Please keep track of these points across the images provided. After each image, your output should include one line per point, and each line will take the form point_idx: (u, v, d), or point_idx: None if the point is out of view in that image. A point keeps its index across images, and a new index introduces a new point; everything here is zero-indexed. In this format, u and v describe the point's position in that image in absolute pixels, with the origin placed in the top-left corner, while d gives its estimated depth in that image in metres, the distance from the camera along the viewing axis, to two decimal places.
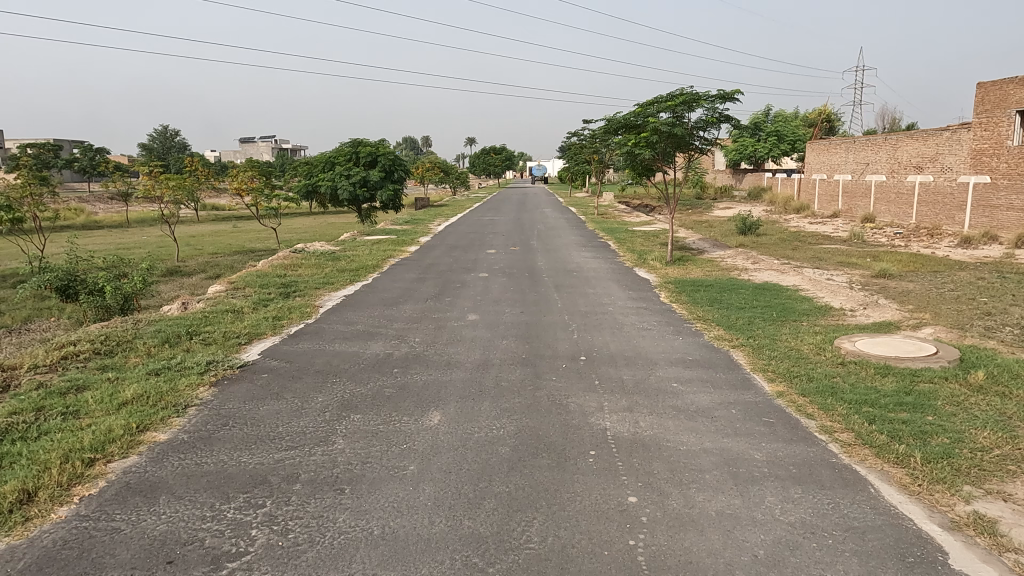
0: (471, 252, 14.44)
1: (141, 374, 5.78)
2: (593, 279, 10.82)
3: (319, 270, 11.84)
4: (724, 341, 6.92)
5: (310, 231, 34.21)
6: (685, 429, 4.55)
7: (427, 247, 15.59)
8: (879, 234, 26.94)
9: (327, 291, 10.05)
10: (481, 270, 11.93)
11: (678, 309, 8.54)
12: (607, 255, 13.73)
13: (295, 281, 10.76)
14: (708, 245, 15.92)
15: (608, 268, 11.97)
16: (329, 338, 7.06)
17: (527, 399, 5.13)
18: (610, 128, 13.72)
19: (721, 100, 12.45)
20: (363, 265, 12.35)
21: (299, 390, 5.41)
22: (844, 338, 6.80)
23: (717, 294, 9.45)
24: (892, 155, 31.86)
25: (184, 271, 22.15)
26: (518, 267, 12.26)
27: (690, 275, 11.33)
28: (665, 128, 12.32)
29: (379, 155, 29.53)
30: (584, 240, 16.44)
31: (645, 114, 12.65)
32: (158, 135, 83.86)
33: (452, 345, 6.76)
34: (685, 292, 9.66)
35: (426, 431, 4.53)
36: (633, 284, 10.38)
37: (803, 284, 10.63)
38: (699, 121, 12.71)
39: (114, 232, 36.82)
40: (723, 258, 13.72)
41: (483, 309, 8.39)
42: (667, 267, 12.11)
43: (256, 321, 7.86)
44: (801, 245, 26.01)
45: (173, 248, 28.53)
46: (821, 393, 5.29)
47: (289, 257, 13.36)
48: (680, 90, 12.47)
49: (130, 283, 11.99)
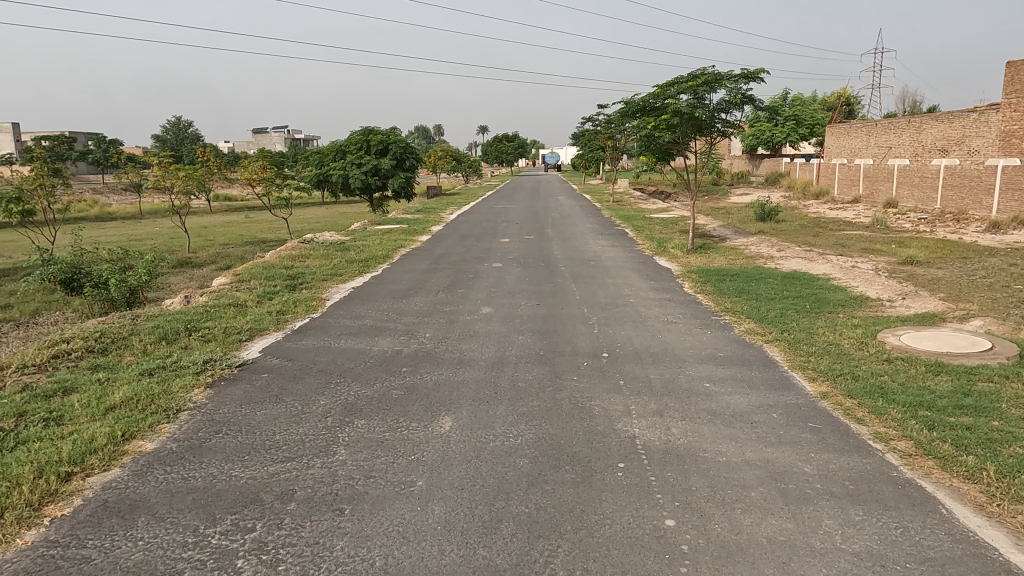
0: (485, 241, 14.00)
1: (134, 375, 5.43)
2: (611, 268, 10.36)
3: (327, 261, 11.46)
4: (757, 336, 6.45)
5: (322, 221, 34.09)
6: (723, 437, 4.10)
7: (439, 236, 15.21)
8: (903, 220, 26.45)
9: (335, 283, 9.66)
10: (495, 259, 11.48)
11: (703, 301, 8.06)
12: (625, 244, 13.27)
13: (302, 272, 10.38)
14: (729, 231, 15.38)
15: (627, 257, 11.49)
16: (335, 334, 6.66)
17: (546, 402, 4.70)
18: (627, 112, 13.12)
19: (744, 80, 11.85)
20: (373, 256, 11.94)
21: (300, 393, 5.02)
22: (887, 332, 6.29)
23: (744, 284, 8.94)
24: (916, 138, 30.99)
25: (195, 263, 22.07)
26: (533, 256, 11.81)
27: (713, 263, 10.86)
28: (686, 110, 11.73)
29: (390, 143, 29.22)
30: (601, 228, 16.01)
31: (664, 95, 11.98)
32: (172, 126, 84.41)
33: (465, 341, 6.33)
34: (709, 282, 9.20)
35: (436, 439, 4.11)
36: (654, 274, 9.89)
37: (834, 273, 10.10)
38: (721, 102, 12.10)
39: (128, 224, 36.92)
40: (746, 245, 13.22)
41: (497, 301, 7.97)
42: (689, 256, 11.61)
43: (259, 316, 7.47)
44: (822, 232, 25.52)
45: (184, 240, 28.46)
46: (870, 393, 4.82)
47: (297, 248, 13.04)
48: (701, 70, 11.84)
49: (135, 275, 11.72)
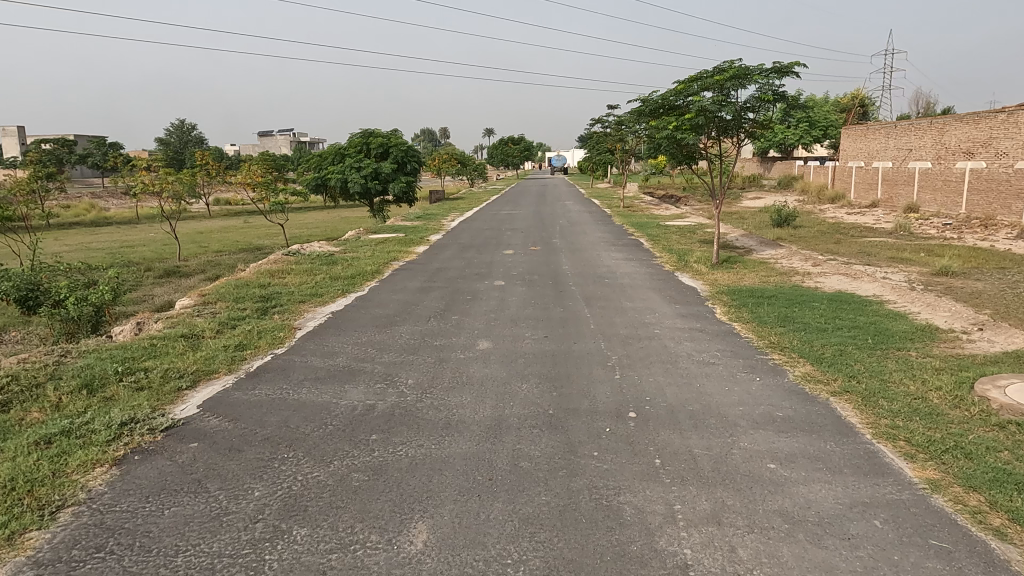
0: (486, 253, 12.78)
1: (25, 444, 4.20)
2: (628, 288, 9.12)
3: (309, 278, 10.25)
4: (820, 386, 5.15)
5: (322, 227, 33.09)
6: (816, 569, 2.83)
7: (438, 247, 14.02)
8: (927, 226, 25.29)
9: (312, 306, 8.43)
10: (496, 276, 10.24)
11: (742, 332, 6.78)
12: (641, 256, 12.03)
13: (278, 293, 9.16)
14: (754, 241, 14.08)
15: (644, 273, 10.25)
16: (297, 381, 5.44)
17: (560, 498, 3.44)
18: (644, 110, 11.84)
19: (777, 74, 10.56)
20: (360, 271, 10.71)
21: (231, 476, 3.78)
22: (983, 381, 4.99)
23: (786, 310, 7.65)
24: (938, 140, 29.11)
25: (183, 274, 21.02)
26: (540, 271, 10.58)
27: (743, 281, 9.61)
28: (712, 108, 10.44)
29: (390, 146, 28.15)
30: (612, 238, 14.80)
31: (688, 91, 10.69)
32: (176, 129, 83.87)
33: (456, 392, 5.08)
34: (744, 306, 7.92)
35: (401, 569, 2.87)
36: (678, 295, 8.64)
37: (884, 292, 8.82)
38: (751, 99, 10.80)
39: (122, 229, 36.07)
40: (774, 258, 11.96)
41: (497, 333, 6.72)
42: (714, 272, 10.35)
43: (212, 353, 6.24)
44: (844, 239, 24.31)
45: (177, 247, 27.52)
46: (999, 483, 3.54)
47: (280, 262, 11.84)
48: (730, 63, 10.55)
49: (98, 293, 10.57)
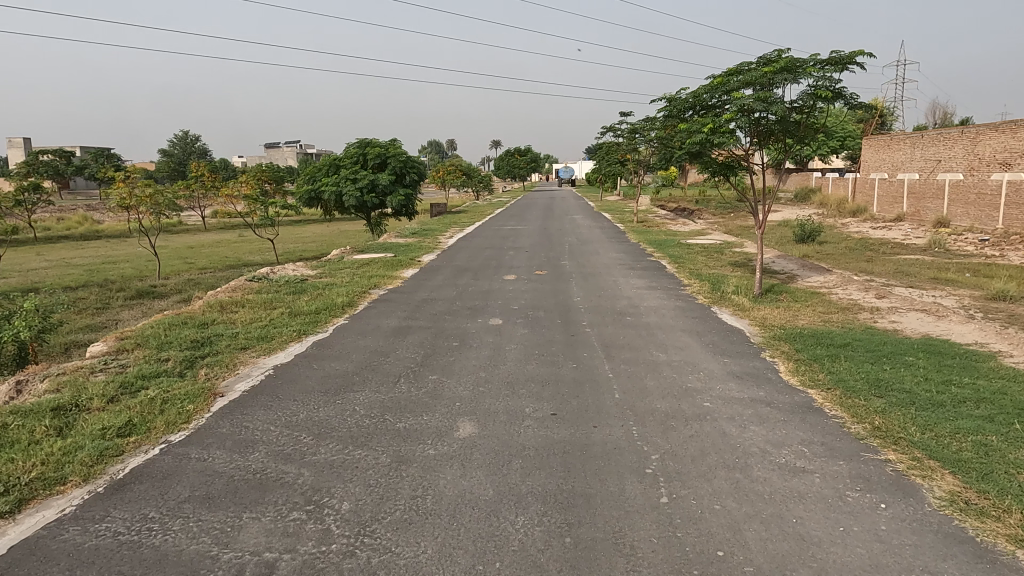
0: (484, 279, 10.93)
1: None
2: (658, 330, 7.25)
3: (266, 313, 8.39)
4: (993, 526, 3.21)
5: (318, 241, 31.45)
6: None
7: (430, 270, 12.21)
8: (962, 241, 23.36)
9: (255, 356, 6.56)
10: (494, 311, 8.36)
11: (827, 408, 4.87)
12: (666, 284, 10.17)
13: (218, 335, 7.30)
14: (794, 264, 12.19)
15: (674, 308, 8.38)
16: (175, 502, 3.57)
17: None
18: (671, 113, 9.83)
19: (835, 67, 8.58)
20: (329, 303, 8.85)
21: None
22: None
23: (874, 368, 5.73)
24: (971, 150, 27.25)
25: (156, 295, 19.39)
26: (547, 304, 8.70)
27: (798, 320, 7.73)
28: (758, 106, 8.42)
29: (389, 156, 26.50)
30: (630, 259, 12.95)
31: (727, 87, 8.70)
32: (179, 140, 82.84)
33: (410, 535, 3.19)
34: (817, 360, 6.00)
35: None
36: (723, 342, 6.75)
37: (982, 337, 6.92)
38: (803, 97, 8.81)
39: (111, 243, 34.59)
40: (823, 285, 10.08)
41: (488, 410, 4.83)
42: (760, 306, 8.47)
43: (78, 443, 4.36)
44: (875, 256, 22.33)
45: (159, 264, 25.94)
46: None
47: (240, 290, 10.02)
48: (778, 52, 8.57)
49: (15, 328, 8.86)
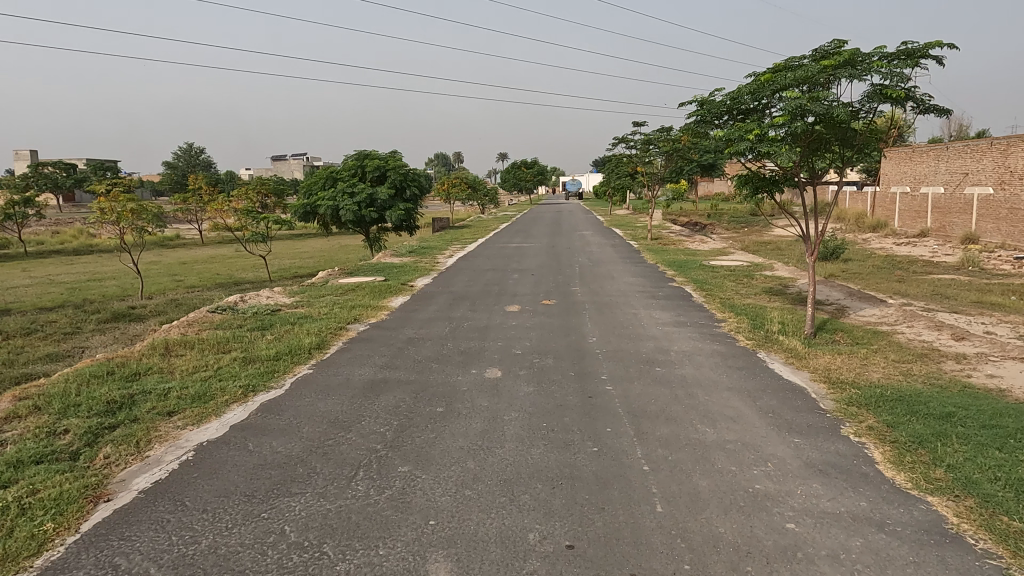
0: (483, 311, 9.42)
1: None
2: (698, 390, 5.72)
3: (215, 359, 6.88)
4: None
5: (316, 257, 30.05)
6: None
7: (422, 297, 10.74)
8: (997, 260, 21.72)
9: (181, 429, 5.05)
10: (491, 357, 6.84)
11: (970, 537, 3.31)
12: (695, 318, 8.66)
13: (144, 394, 5.79)
14: (838, 294, 10.67)
15: (712, 354, 6.87)
16: None
17: None
18: (703, 118, 8.25)
19: (909, 61, 7.01)
20: (294, 345, 7.35)
21: None
22: None
23: (1008, 459, 4.16)
24: (1001, 162, 25.24)
25: (133, 318, 17.97)
26: (557, 347, 7.17)
27: (869, 374, 6.20)
28: (816, 107, 6.85)
29: (388, 169, 25.12)
30: (649, 285, 11.44)
31: (775, 85, 7.12)
32: (183, 152, 81.98)
33: None
34: (922, 444, 4.44)
35: None
36: (785, 409, 5.22)
37: None
38: (868, 98, 7.23)
39: (101, 259, 33.24)
40: (881, 321, 8.55)
41: (473, 540, 3.30)
42: (816, 351, 6.94)
43: None
44: (905, 275, 20.70)
45: (144, 283, 24.53)
46: None
47: (197, 326, 8.53)
48: (836, 44, 7.06)
49: None
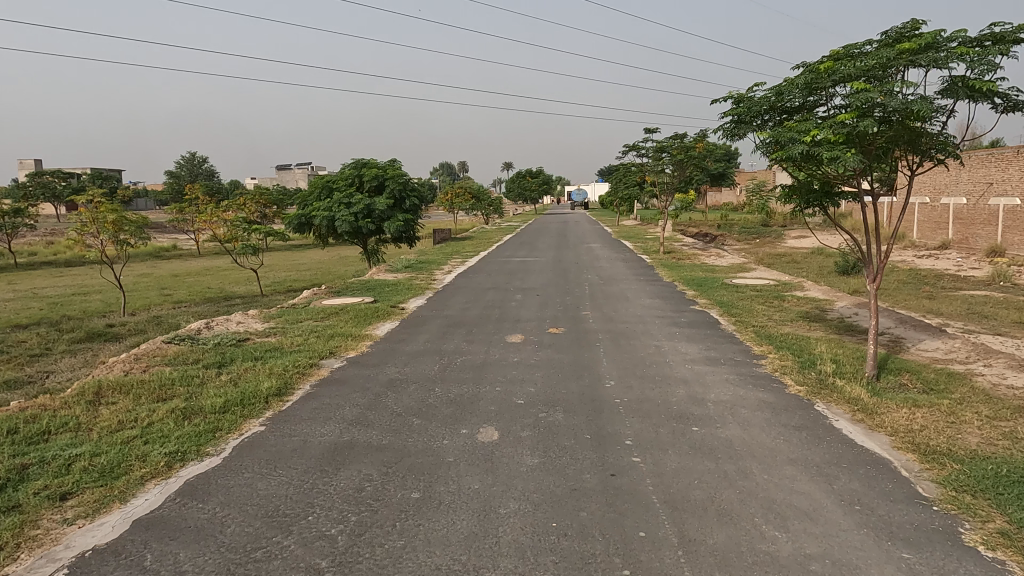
0: (481, 342, 8.13)
1: None
2: (754, 463, 4.40)
3: (148, 412, 5.59)
4: None
5: (313, 269, 28.82)
6: None
7: (413, 323, 9.47)
8: None
9: (69, 524, 3.76)
10: (486, 411, 5.53)
11: None
12: (730, 353, 7.36)
13: (38, 467, 4.49)
14: (886, 320, 9.35)
15: (759, 406, 5.56)
16: None
17: None
18: (742, 117, 6.94)
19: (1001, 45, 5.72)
20: (249, 391, 6.06)
21: None
22: None
23: None
24: None
25: (109, 338, 16.70)
26: (568, 396, 5.85)
27: (966, 437, 4.88)
28: (892, 99, 5.54)
29: (387, 179, 23.92)
30: (669, 309, 10.14)
31: (837, 75, 5.82)
32: (185, 162, 81.07)
33: None
34: None
35: None
36: (875, 498, 3.89)
37: None
38: (949, 91, 5.92)
39: (93, 271, 32.11)
40: (950, 357, 7.21)
41: None
42: (887, 402, 5.62)
43: None
44: (935, 291, 19.32)
45: (129, 299, 23.27)
46: None
47: (145, 361, 7.28)
48: (913, 24, 5.77)
49: None
